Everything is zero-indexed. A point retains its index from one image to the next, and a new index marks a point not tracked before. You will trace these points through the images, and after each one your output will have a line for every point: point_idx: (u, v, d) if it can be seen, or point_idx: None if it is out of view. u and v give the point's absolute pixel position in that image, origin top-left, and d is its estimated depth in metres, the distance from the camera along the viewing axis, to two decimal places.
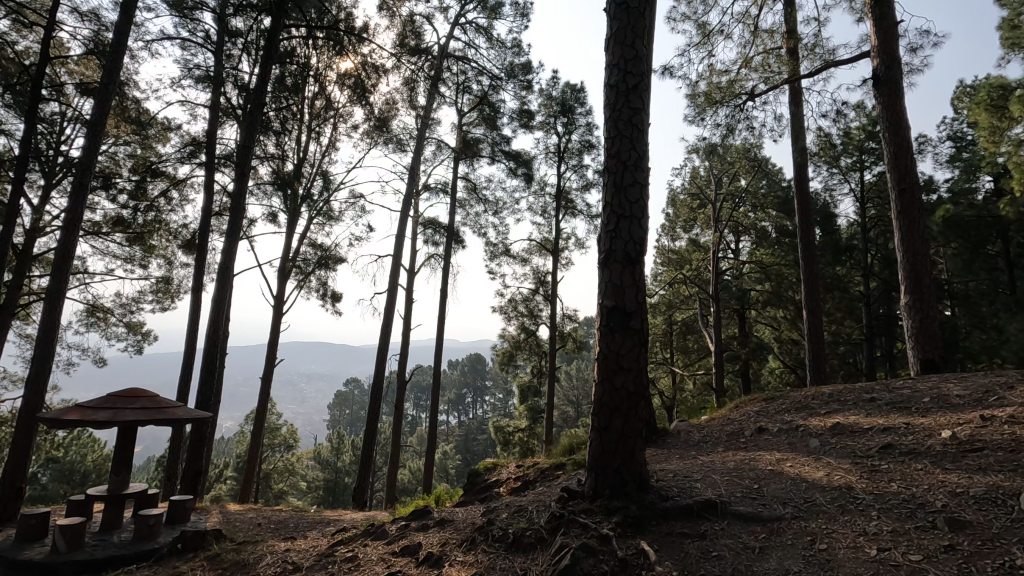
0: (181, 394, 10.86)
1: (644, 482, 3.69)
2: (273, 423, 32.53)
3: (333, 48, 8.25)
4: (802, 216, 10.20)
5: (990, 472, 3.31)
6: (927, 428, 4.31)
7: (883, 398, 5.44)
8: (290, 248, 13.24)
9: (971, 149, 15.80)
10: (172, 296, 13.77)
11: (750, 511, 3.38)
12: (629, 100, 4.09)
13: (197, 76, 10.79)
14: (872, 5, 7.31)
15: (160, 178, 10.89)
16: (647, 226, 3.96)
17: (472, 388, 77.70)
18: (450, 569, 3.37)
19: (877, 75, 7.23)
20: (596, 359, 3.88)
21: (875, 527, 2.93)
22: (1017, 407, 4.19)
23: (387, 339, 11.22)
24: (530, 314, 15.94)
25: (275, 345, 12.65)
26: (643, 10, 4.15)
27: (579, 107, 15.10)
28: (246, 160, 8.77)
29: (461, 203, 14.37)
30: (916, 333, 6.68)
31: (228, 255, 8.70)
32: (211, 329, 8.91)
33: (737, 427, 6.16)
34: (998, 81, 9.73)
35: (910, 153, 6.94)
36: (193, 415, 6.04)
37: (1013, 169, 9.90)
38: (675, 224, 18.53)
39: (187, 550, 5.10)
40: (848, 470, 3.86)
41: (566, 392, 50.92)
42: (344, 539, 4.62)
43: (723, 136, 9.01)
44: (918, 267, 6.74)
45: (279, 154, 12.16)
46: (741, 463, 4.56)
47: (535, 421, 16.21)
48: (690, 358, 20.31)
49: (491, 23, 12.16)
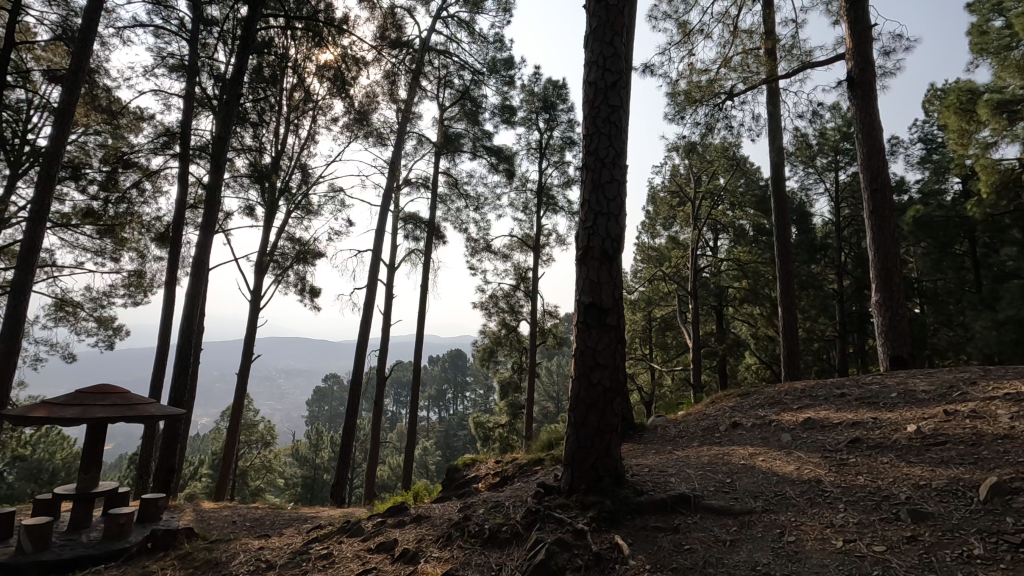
0: (153, 389, 10.61)
1: (620, 478, 3.74)
2: (250, 419, 32.05)
3: (313, 39, 8.12)
4: (779, 214, 10.36)
5: (952, 465, 3.41)
6: (894, 422, 4.43)
7: (853, 394, 5.57)
8: (267, 242, 13.01)
9: (941, 152, 16.25)
10: (144, 290, 13.46)
11: (722, 505, 3.43)
12: (608, 98, 4.09)
13: (170, 65, 10.50)
14: (848, 8, 7.44)
15: (132, 169, 10.60)
16: (624, 223, 3.99)
17: (453, 385, 77.50)
18: (426, 565, 3.36)
19: (851, 78, 7.39)
20: (574, 356, 3.90)
21: (841, 519, 3.00)
22: (979, 401, 4.34)
23: (366, 334, 11.11)
24: (511, 310, 15.95)
25: (252, 339, 12.43)
26: (622, 8, 4.16)
27: (561, 103, 15.13)
28: (222, 152, 8.59)
29: (442, 198, 14.30)
30: (886, 330, 6.85)
31: (203, 249, 8.53)
32: (186, 325, 8.73)
33: (712, 422, 6.27)
34: (967, 86, 10.05)
35: (881, 154, 7.09)
36: (165, 411, 5.91)
37: (980, 171, 10.19)
38: (654, 221, 18.75)
39: (158, 550, 4.98)
40: (818, 464, 3.95)
41: (546, 388, 51.14)
42: (320, 536, 4.58)
43: (703, 135, 9.12)
44: (889, 266, 6.89)
45: (256, 146, 11.93)
46: (715, 458, 4.63)
47: (515, 417, 16.26)
48: (669, 354, 20.54)
49: (473, 17, 12.08)
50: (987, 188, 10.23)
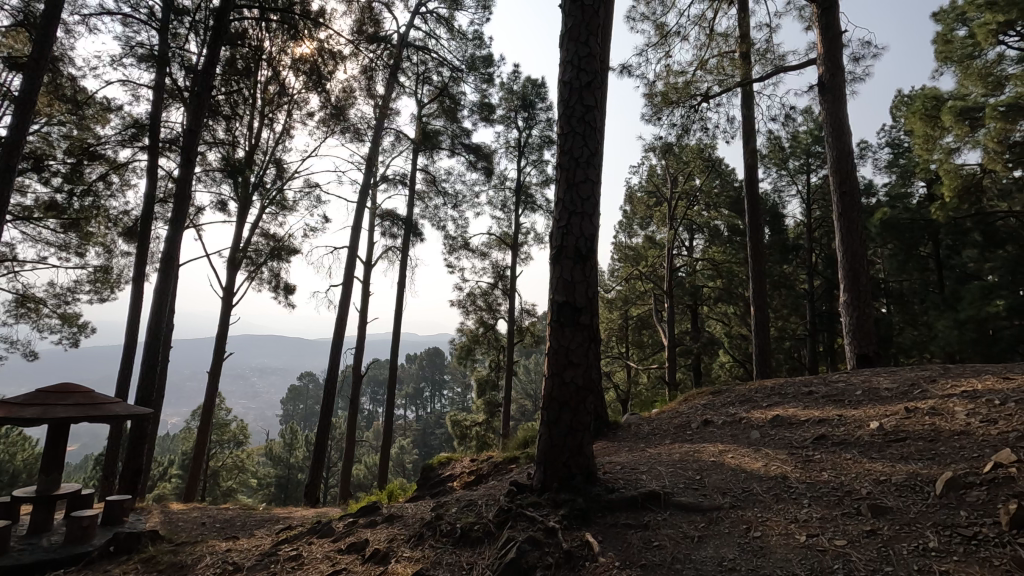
0: (119, 388, 10.26)
1: (591, 475, 3.78)
2: (222, 418, 31.38)
3: (289, 32, 7.99)
4: (753, 215, 10.53)
5: (911, 461, 3.52)
6: (857, 420, 4.54)
7: (820, 391, 5.71)
8: (240, 238, 12.74)
9: (907, 156, 16.79)
10: (111, 286, 13.07)
11: (691, 501, 3.48)
12: (582, 98, 4.10)
13: (140, 55, 10.17)
14: (820, 14, 7.62)
15: (98, 162, 10.27)
16: (598, 223, 4.01)
17: (431, 383, 77.16)
18: (397, 565, 3.34)
19: (822, 82, 7.57)
20: (547, 355, 3.92)
21: (806, 514, 3.08)
22: (938, 399, 4.49)
23: (342, 330, 10.98)
24: (489, 308, 15.93)
25: (223, 337, 12.16)
26: (598, 8, 4.16)
27: (540, 102, 15.16)
28: (192, 145, 8.36)
29: (420, 195, 14.19)
30: (853, 330, 7.03)
31: (173, 246, 8.32)
32: (154, 322, 8.48)
33: (684, 420, 6.35)
34: (932, 93, 10.49)
35: (850, 157, 7.27)
36: (132, 411, 5.75)
37: (944, 176, 10.60)
38: (631, 221, 18.98)
39: (120, 553, 4.82)
40: (785, 460, 4.04)
41: (523, 386, 51.20)
42: (289, 537, 4.52)
43: (679, 136, 9.24)
44: (856, 266, 7.07)
45: (229, 140, 11.66)
46: (685, 456, 4.70)
47: (492, 415, 16.25)
48: (645, 352, 20.82)
49: (452, 14, 12.00)
50: (950, 192, 10.63)
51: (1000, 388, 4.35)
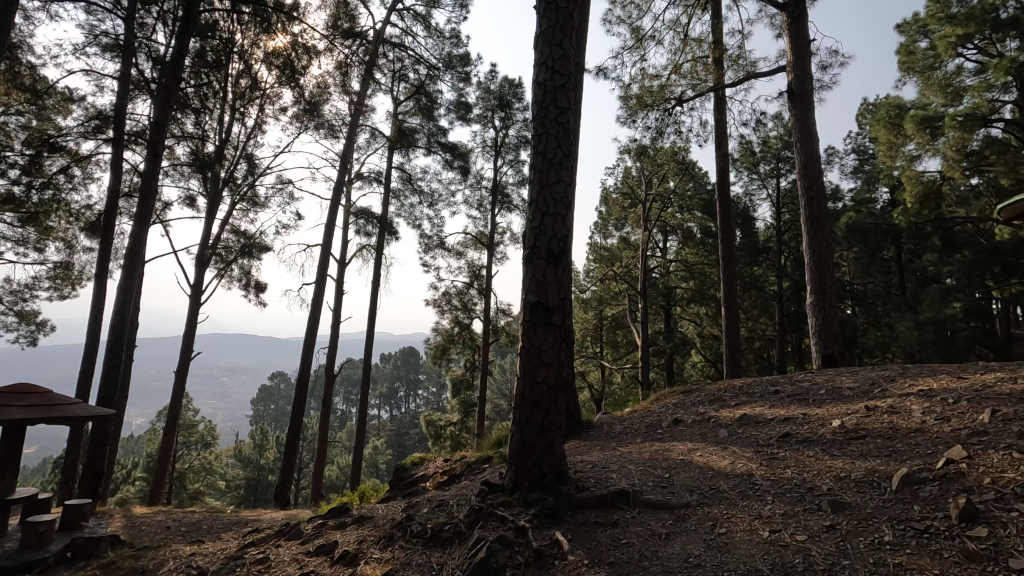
0: (79, 388, 9.90)
1: (562, 474, 3.80)
2: (190, 419, 30.57)
3: (261, 25, 7.81)
4: (724, 218, 10.73)
5: (869, 457, 3.64)
6: (821, 418, 4.67)
7: (786, 391, 5.85)
8: (210, 235, 12.45)
9: (872, 163, 17.34)
10: (72, 283, 12.63)
11: (659, 499, 3.53)
12: (556, 100, 4.13)
13: (104, 44, 9.83)
14: (789, 23, 7.81)
15: (59, 154, 9.90)
16: (570, 224, 4.04)
17: (405, 383, 76.59)
18: (366, 566, 3.31)
19: (791, 89, 7.75)
20: (519, 355, 3.92)
21: (769, 510, 3.16)
22: (897, 398, 4.65)
23: (314, 329, 10.81)
24: (464, 308, 15.89)
25: (191, 335, 11.86)
26: (571, 11, 4.20)
27: (517, 101, 15.18)
28: (159, 138, 8.13)
29: (395, 193, 14.07)
30: (819, 331, 7.22)
31: (138, 240, 8.08)
32: (118, 320, 8.20)
33: (655, 419, 6.43)
34: (895, 102, 10.87)
35: (817, 163, 7.46)
36: (92, 412, 5.56)
37: (906, 182, 10.96)
38: (606, 222, 19.16)
39: (78, 558, 4.67)
40: (750, 458, 4.13)
41: (497, 386, 51.23)
42: (256, 540, 4.44)
43: (653, 139, 9.36)
44: (822, 269, 7.27)
45: (198, 134, 11.37)
46: (656, 454, 4.77)
47: (466, 415, 16.22)
48: (619, 352, 21.06)
49: (430, 12, 11.92)
50: (912, 198, 11.02)
51: (955, 387, 4.52)
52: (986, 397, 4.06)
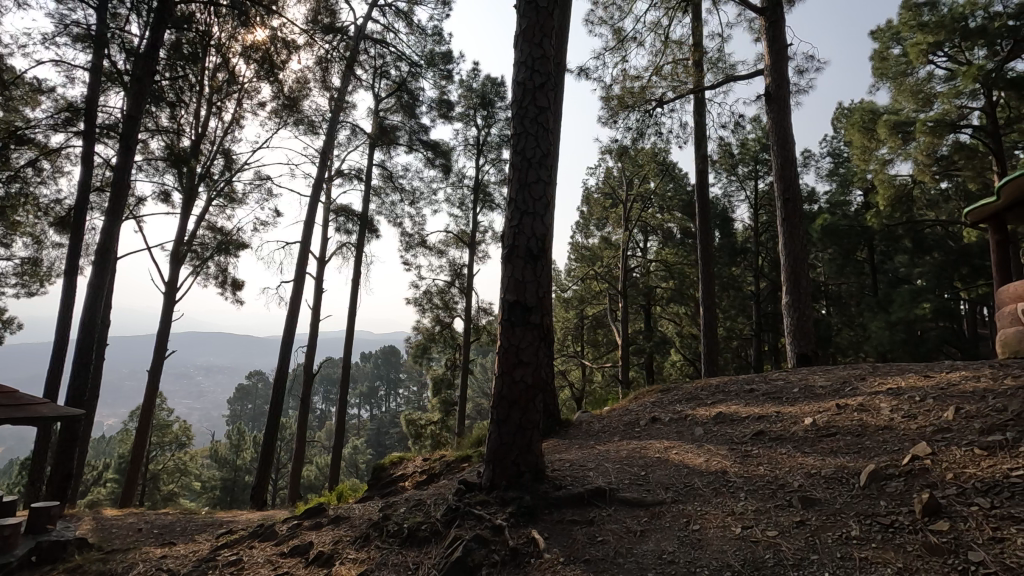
0: (47, 388, 9.59)
1: (540, 473, 3.81)
2: (164, 419, 29.90)
3: (238, 19, 7.68)
4: (703, 219, 10.86)
5: (839, 454, 3.72)
6: (793, 416, 4.76)
7: (760, 389, 5.95)
8: (184, 231, 12.18)
9: (846, 166, 17.72)
10: (40, 280, 12.28)
11: (635, 497, 3.57)
12: (535, 99, 4.13)
13: (75, 34, 9.57)
14: (767, 28, 7.94)
15: (26, 146, 9.59)
16: (549, 223, 4.05)
17: (386, 382, 75.99)
18: (341, 567, 3.28)
19: (768, 92, 7.88)
20: (497, 354, 3.92)
21: (741, 507, 3.21)
22: (867, 396, 4.76)
23: (292, 327, 10.67)
24: (445, 307, 15.82)
25: (165, 333, 11.61)
26: (552, 11, 4.21)
27: (498, 100, 15.15)
28: (132, 132, 7.93)
29: (376, 190, 13.92)
30: (793, 331, 7.35)
31: (110, 236, 7.86)
32: (88, 317, 7.98)
33: (633, 418, 6.49)
34: (868, 107, 11.14)
35: (793, 165, 7.60)
36: (61, 412, 5.41)
37: (879, 185, 11.22)
38: (588, 222, 19.26)
39: (44, 562, 4.55)
40: (725, 456, 4.19)
41: (478, 385, 51.07)
42: (229, 542, 4.38)
43: (633, 139, 9.44)
44: (797, 270, 7.40)
45: (174, 128, 11.14)
46: (633, 453, 4.80)
47: (447, 414, 16.14)
48: (600, 351, 21.17)
49: (412, 8, 11.82)
50: (884, 201, 11.29)
51: (922, 385, 4.65)
52: (950, 395, 4.18)
